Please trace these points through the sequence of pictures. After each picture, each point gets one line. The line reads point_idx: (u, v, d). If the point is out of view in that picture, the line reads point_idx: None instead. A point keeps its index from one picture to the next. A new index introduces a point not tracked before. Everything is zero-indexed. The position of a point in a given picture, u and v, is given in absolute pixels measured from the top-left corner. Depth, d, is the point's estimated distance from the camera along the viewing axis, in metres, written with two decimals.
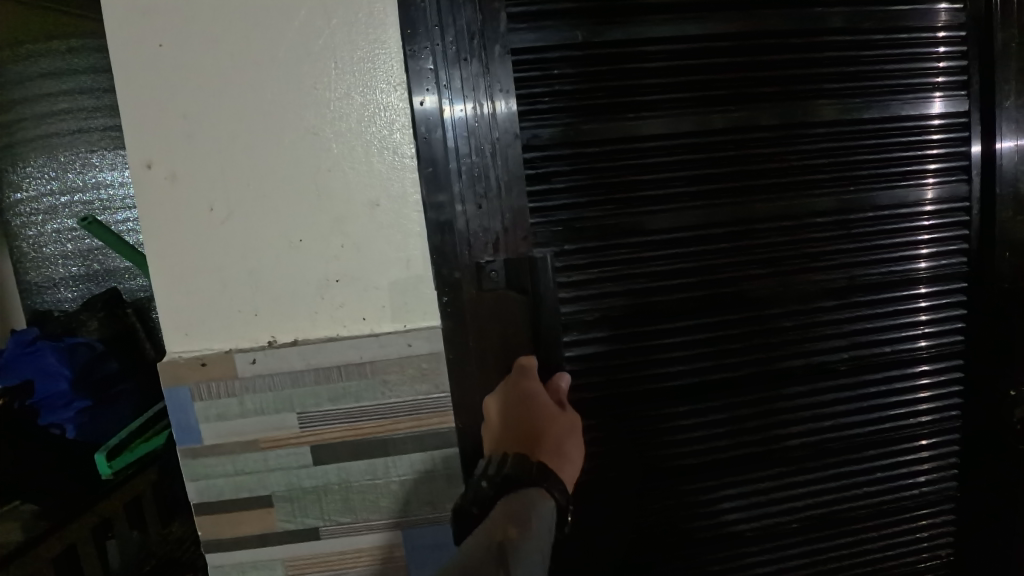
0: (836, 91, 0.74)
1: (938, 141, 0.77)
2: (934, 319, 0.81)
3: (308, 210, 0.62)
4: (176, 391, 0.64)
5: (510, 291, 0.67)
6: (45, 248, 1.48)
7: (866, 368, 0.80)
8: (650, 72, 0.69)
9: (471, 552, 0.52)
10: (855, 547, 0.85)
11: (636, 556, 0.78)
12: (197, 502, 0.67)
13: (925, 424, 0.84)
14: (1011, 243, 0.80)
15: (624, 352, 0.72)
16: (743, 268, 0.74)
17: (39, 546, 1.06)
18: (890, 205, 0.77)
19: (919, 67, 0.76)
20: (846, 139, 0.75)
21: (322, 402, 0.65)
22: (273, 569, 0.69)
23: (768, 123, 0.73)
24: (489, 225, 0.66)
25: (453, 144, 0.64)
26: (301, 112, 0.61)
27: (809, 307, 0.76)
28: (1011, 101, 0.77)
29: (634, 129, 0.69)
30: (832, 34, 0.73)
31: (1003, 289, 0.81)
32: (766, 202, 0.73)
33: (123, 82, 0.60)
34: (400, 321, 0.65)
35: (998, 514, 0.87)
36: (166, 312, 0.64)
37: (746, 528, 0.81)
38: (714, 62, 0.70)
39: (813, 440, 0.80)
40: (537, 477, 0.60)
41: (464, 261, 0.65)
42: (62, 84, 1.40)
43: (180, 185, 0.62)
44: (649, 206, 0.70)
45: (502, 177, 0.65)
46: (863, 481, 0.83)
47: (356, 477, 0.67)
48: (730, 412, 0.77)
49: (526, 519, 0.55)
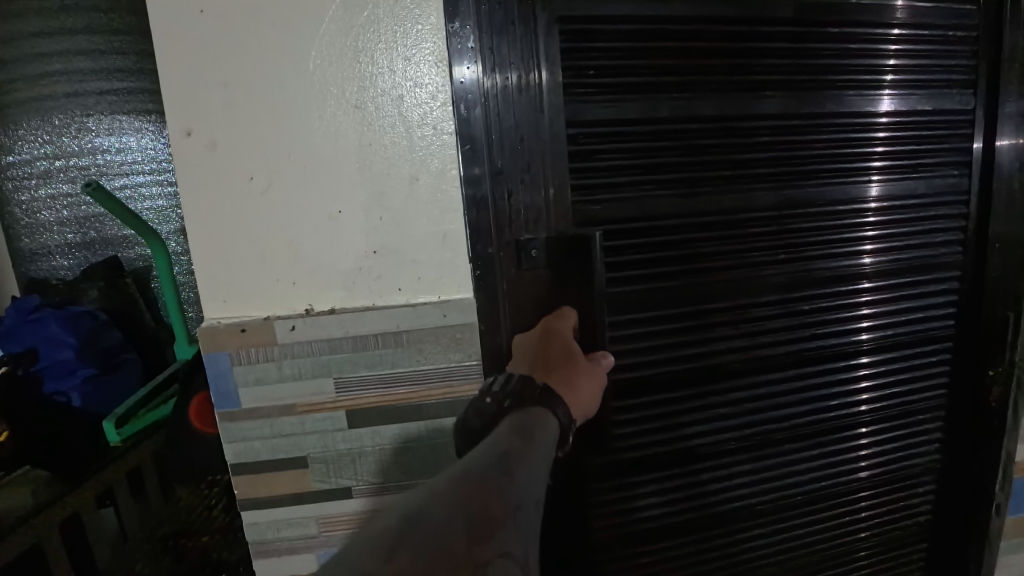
0: (861, 82, 0.79)
1: (885, 138, 0.81)
2: (877, 309, 0.84)
3: (348, 183, 0.64)
4: (216, 357, 0.66)
5: (548, 269, 0.71)
6: (39, 214, 1.44)
7: (869, 350, 0.86)
8: (693, 53, 0.72)
9: (480, 457, 0.53)
10: (847, 513, 0.93)
11: (653, 522, 0.83)
12: (234, 464, 0.70)
13: (915, 401, 0.90)
14: (1003, 236, 0.86)
15: (655, 325, 0.76)
16: (767, 251, 0.79)
17: (43, 514, 1.05)
18: (902, 195, 0.83)
19: (934, 63, 0.81)
20: (869, 129, 0.80)
21: (359, 368, 0.68)
22: (307, 526, 0.73)
23: (798, 111, 0.77)
24: (533, 201, 0.69)
25: (495, 116, 0.66)
26: (344, 85, 0.62)
27: (824, 290, 0.82)
28: (1013, 101, 0.83)
29: (676, 110, 0.72)
30: (858, 27, 0.77)
31: (994, 277, 0.87)
32: (792, 187, 0.78)
33: (165, 49, 0.60)
34: (435, 292, 0.67)
35: (970, 483, 0.96)
36: (203, 278, 0.65)
37: (755, 497, 0.87)
38: (753, 47, 0.74)
39: (818, 415, 0.86)
40: (540, 397, 0.63)
41: (506, 239, 0.68)
42: (56, 44, 1.36)
43: (220, 153, 0.62)
44: (685, 188, 0.74)
45: (546, 152, 0.68)
46: (860, 453, 0.90)
47: (389, 441, 0.70)
48: (748, 386, 0.82)
49: (530, 434, 0.57)
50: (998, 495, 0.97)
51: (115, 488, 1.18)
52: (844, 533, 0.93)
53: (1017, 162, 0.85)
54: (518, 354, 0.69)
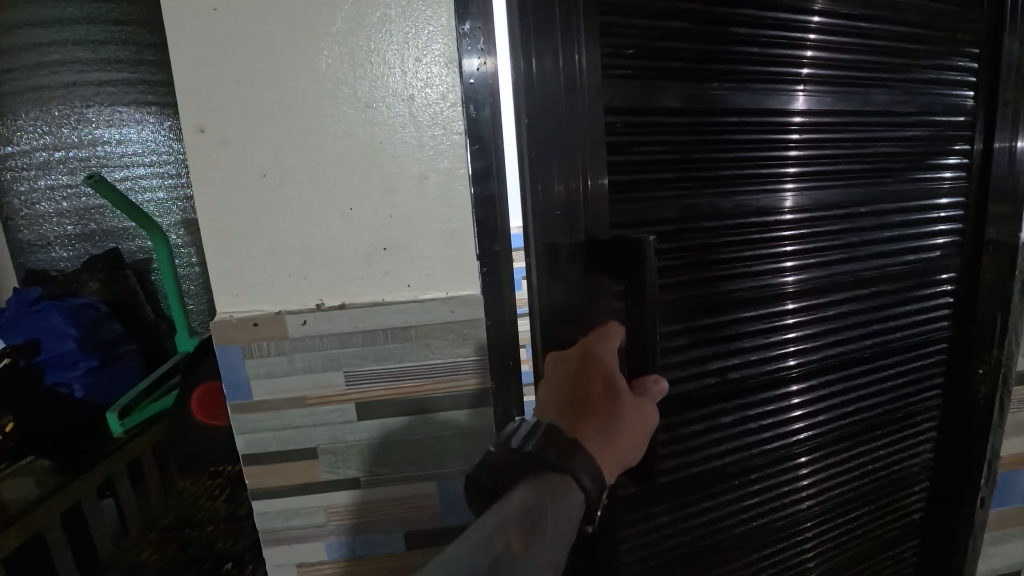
0: (889, 80, 0.85)
1: (798, 140, 0.81)
2: (801, 332, 0.86)
3: (358, 180, 0.65)
4: (227, 350, 0.67)
5: (580, 269, 0.73)
6: (38, 205, 1.44)
7: (882, 357, 0.94)
8: (736, 42, 0.74)
9: (467, 560, 0.45)
10: (864, 504, 1.00)
11: (677, 515, 0.85)
12: (244, 454, 0.71)
13: (917, 396, 0.99)
14: (995, 239, 0.95)
15: (690, 316, 0.78)
16: (794, 251, 0.83)
17: (45, 502, 1.06)
18: (919, 198, 0.91)
19: (949, 63, 0.88)
20: (892, 127, 0.86)
21: (367, 362, 0.69)
22: (314, 516, 0.74)
23: (832, 109, 0.82)
24: (569, 198, 0.69)
25: (524, 105, 0.66)
26: (356, 84, 0.63)
27: (848, 296, 0.88)
28: (1009, 113, 0.92)
29: (719, 99, 0.74)
30: (889, 24, 0.83)
31: (987, 279, 0.96)
32: (819, 186, 0.83)
33: (179, 47, 0.61)
34: (442, 289, 0.69)
35: (955, 478, 1.05)
36: (217, 273, 0.66)
37: (773, 488, 0.91)
38: (791, 42, 0.77)
39: (834, 412, 0.92)
40: (561, 463, 0.57)
41: (538, 242, 0.70)
42: (54, 34, 1.35)
43: (234, 150, 0.63)
44: (723, 188, 0.77)
45: (585, 143, 0.68)
46: (870, 456, 0.98)
47: (396, 432, 0.72)
48: (774, 382, 0.86)
49: (540, 523, 0.51)
50: (981, 489, 1.05)
51: (115, 478, 1.19)
52: (858, 524, 1.01)
53: (1015, 164, 0.94)
54: (556, 380, 0.72)
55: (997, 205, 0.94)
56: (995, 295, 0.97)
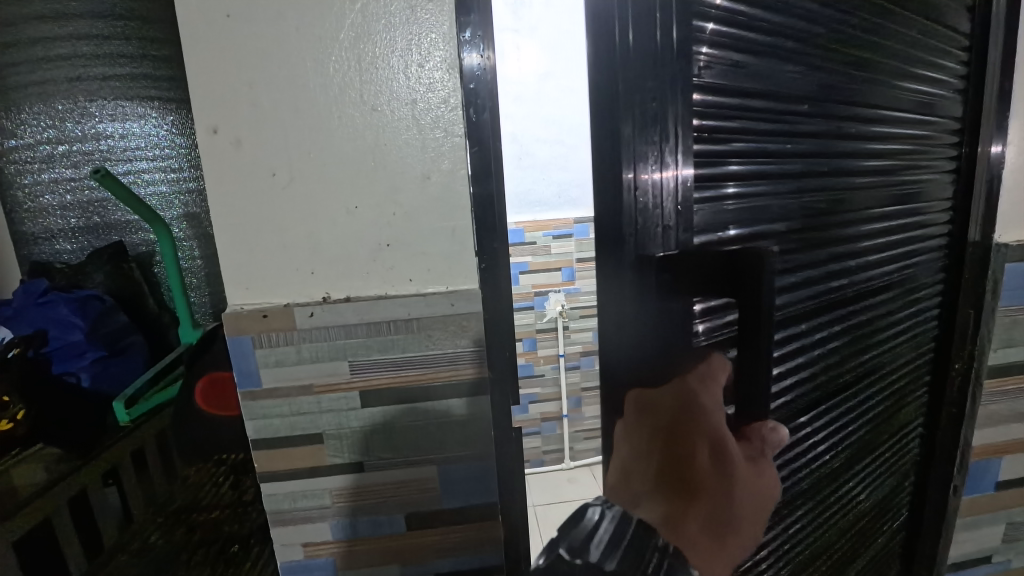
0: (898, 81, 0.91)
1: (743, 132, 0.71)
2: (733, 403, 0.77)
3: (364, 181, 0.68)
4: (238, 340, 0.71)
5: (685, 276, 0.69)
6: (41, 198, 1.46)
7: (882, 358, 1.00)
8: (797, 31, 0.74)
9: None
10: (868, 496, 1.07)
11: None
12: (254, 439, 0.75)
13: (905, 383, 1.07)
14: (977, 238, 1.03)
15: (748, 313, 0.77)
16: (825, 251, 0.85)
17: (56, 487, 1.08)
18: (914, 201, 0.98)
19: (937, 72, 0.96)
20: (896, 128, 0.92)
21: (372, 352, 0.73)
22: (321, 498, 0.79)
23: (859, 107, 0.86)
24: (662, 197, 0.66)
25: (620, 64, 0.62)
26: (361, 90, 0.66)
27: (864, 298, 0.94)
28: (996, 118, 0.99)
29: (788, 81, 0.75)
30: (895, 31, 0.88)
31: (969, 275, 1.04)
32: (842, 183, 0.86)
33: (193, 51, 0.64)
34: (443, 283, 0.73)
35: (931, 464, 1.14)
36: (229, 266, 0.70)
37: (799, 488, 0.91)
38: (836, 35, 0.79)
39: (853, 409, 0.97)
40: None
41: (633, 244, 0.67)
42: (59, 28, 1.36)
43: (246, 152, 0.66)
44: (784, 182, 0.77)
45: (679, 122, 0.65)
46: (873, 452, 1.03)
47: (398, 419, 0.76)
48: (810, 379, 0.88)
49: None
50: (956, 477, 1.12)
51: (120, 467, 1.21)
52: (865, 513, 1.07)
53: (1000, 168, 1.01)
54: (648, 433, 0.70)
55: (976, 206, 1.02)
56: (974, 291, 1.04)
